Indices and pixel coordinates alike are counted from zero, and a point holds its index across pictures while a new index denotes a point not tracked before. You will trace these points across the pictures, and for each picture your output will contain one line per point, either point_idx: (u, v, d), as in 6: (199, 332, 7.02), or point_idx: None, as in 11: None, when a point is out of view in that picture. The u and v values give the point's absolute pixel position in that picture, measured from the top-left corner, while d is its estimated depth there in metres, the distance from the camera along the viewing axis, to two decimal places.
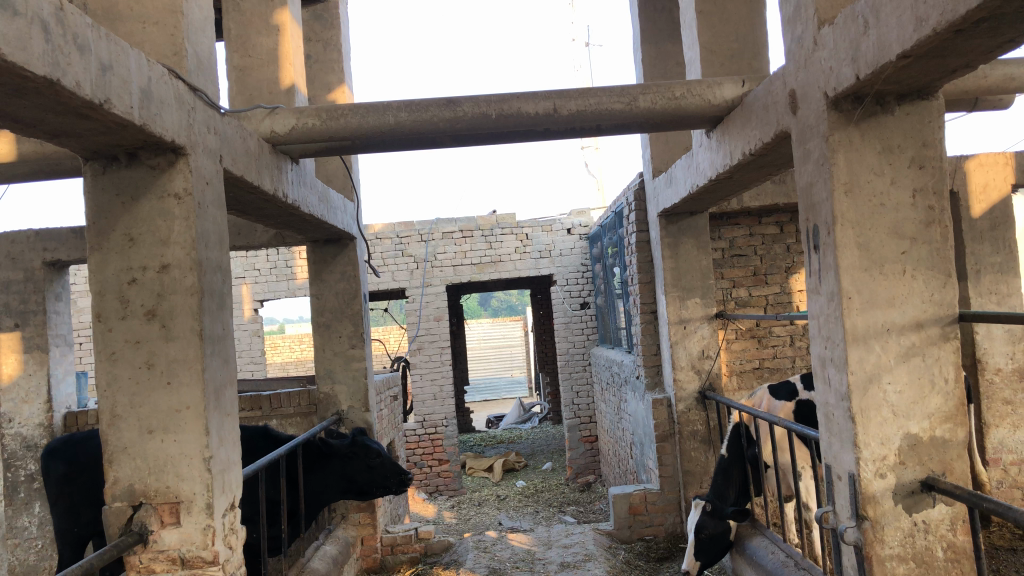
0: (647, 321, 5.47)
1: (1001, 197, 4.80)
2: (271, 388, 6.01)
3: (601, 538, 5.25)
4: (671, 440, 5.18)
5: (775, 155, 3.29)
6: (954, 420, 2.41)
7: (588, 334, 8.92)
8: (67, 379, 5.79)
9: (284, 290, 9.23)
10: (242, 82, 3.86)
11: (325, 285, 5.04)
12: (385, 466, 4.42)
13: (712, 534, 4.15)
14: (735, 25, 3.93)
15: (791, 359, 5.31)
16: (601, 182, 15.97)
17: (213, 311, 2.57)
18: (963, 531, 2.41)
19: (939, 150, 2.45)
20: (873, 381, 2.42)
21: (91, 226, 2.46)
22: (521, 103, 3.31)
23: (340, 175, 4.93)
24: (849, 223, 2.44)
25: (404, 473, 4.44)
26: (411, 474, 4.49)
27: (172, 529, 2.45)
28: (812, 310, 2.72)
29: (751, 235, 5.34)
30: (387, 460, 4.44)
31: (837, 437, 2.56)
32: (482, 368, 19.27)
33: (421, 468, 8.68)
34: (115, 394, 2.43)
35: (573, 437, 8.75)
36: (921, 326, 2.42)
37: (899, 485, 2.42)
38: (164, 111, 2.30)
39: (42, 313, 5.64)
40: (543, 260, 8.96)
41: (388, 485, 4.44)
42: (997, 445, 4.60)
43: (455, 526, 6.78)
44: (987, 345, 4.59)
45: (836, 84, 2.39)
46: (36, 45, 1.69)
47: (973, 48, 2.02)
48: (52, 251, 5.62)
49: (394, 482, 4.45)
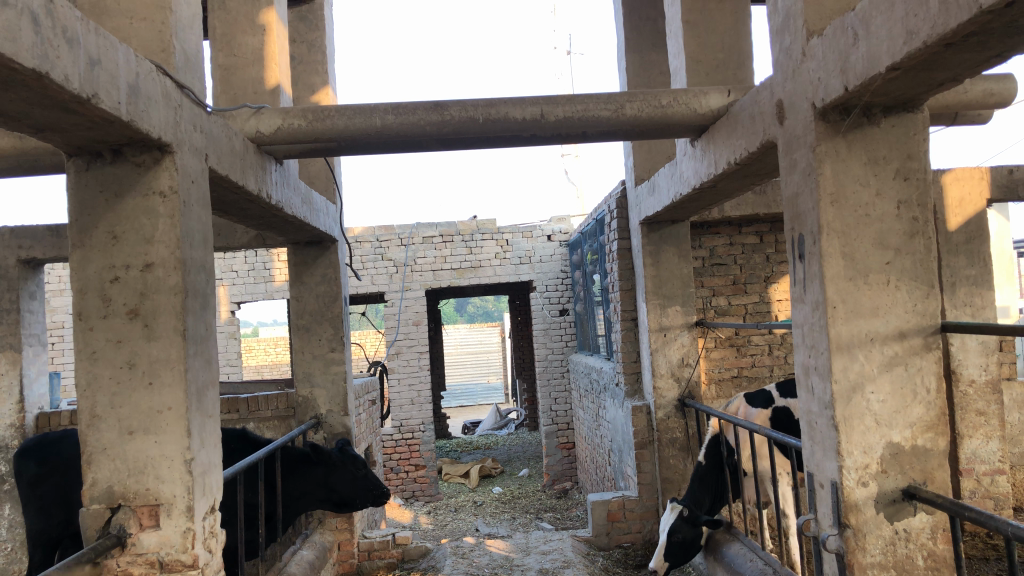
0: (627, 328, 5.48)
1: (977, 211, 4.86)
2: (248, 391, 5.95)
3: (578, 545, 5.26)
4: (650, 447, 5.19)
5: (760, 164, 3.32)
6: (936, 430, 2.44)
7: (567, 341, 8.94)
8: (39, 379, 5.70)
9: (262, 292, 9.15)
10: (226, 82, 3.82)
11: (305, 287, 5.00)
12: (369, 479, 4.47)
13: (683, 539, 4.22)
14: (721, 35, 3.96)
15: (769, 368, 5.34)
16: (580, 189, 16.07)
17: (196, 312, 2.54)
18: (943, 540, 2.44)
19: (923, 162, 2.48)
20: (857, 391, 2.44)
21: (73, 223, 2.42)
22: (508, 108, 3.30)
23: (322, 177, 4.91)
24: (835, 233, 2.46)
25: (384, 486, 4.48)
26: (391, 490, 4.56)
27: (150, 532, 2.42)
28: (796, 318, 2.74)
29: (731, 244, 5.38)
30: (371, 474, 4.49)
31: (820, 446, 2.58)
32: (458, 374, 19.21)
33: (397, 474, 8.61)
34: (94, 394, 2.39)
35: (550, 444, 8.74)
36: (904, 336, 2.45)
37: (881, 493, 2.44)
38: (151, 109, 2.27)
39: (15, 312, 5.55)
40: (523, 265, 8.97)
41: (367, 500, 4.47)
42: (970, 455, 4.65)
43: (432, 531, 6.77)
44: (962, 357, 4.65)
45: (824, 95, 2.41)
46: (26, 36, 1.66)
47: (962, 62, 2.05)
48: (27, 249, 5.52)
49: (373, 496, 4.51)
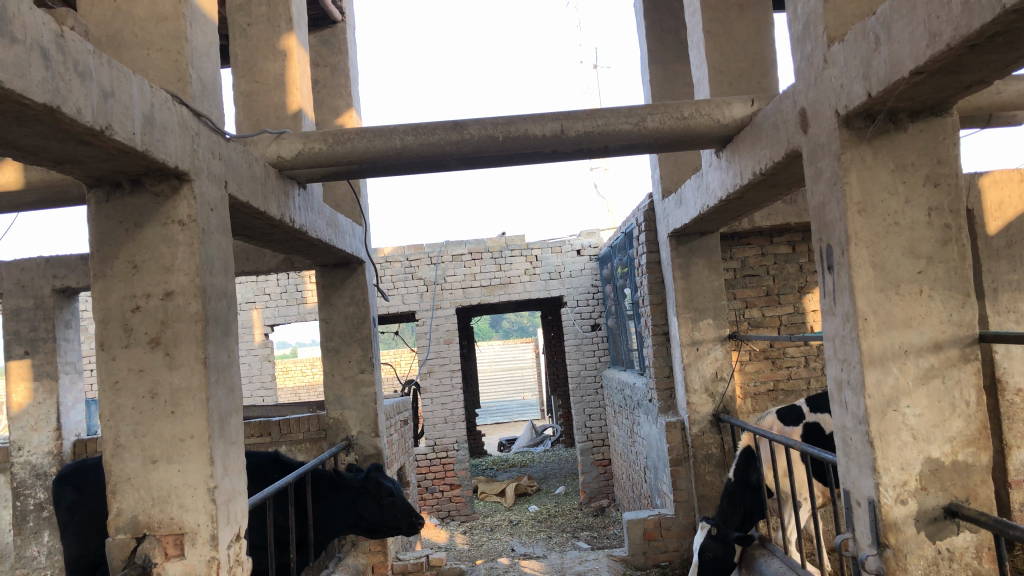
0: (658, 342, 5.41)
1: (1018, 215, 4.72)
2: (280, 413, 5.98)
3: (615, 566, 5.24)
4: (685, 463, 5.11)
5: (786, 174, 3.26)
6: (977, 444, 2.35)
7: (600, 356, 8.87)
8: (76, 407, 5.78)
9: (294, 314, 9.21)
10: (249, 108, 3.87)
11: (334, 309, 5.01)
12: (396, 505, 4.34)
13: (714, 557, 4.16)
14: (743, 44, 3.90)
15: (806, 380, 5.20)
16: (609, 202, 16.02)
17: (217, 339, 2.54)
18: (989, 559, 2.33)
19: (953, 167, 2.40)
20: (891, 405, 2.36)
21: (95, 254, 2.45)
22: (528, 125, 3.27)
23: (348, 201, 4.93)
24: (863, 243, 2.39)
25: (415, 514, 4.37)
26: (423, 517, 4.41)
27: (175, 561, 2.39)
28: (828, 331, 2.66)
29: (763, 255, 5.28)
30: (398, 499, 4.36)
31: (856, 462, 2.49)
32: (493, 391, 19.19)
33: (432, 494, 8.58)
34: (118, 424, 2.41)
35: (586, 461, 8.65)
36: (939, 347, 2.37)
37: (921, 511, 2.35)
38: (167, 138, 2.28)
39: (51, 340, 5.63)
40: (553, 281, 8.93)
41: (398, 526, 4.37)
42: (1020, 467, 4.48)
43: (468, 552, 6.71)
44: (1007, 364, 4.51)
45: (847, 102, 2.35)
46: (35, 71, 1.67)
47: (989, 63, 1.97)
48: (62, 278, 5.60)
49: (405, 524, 4.38)
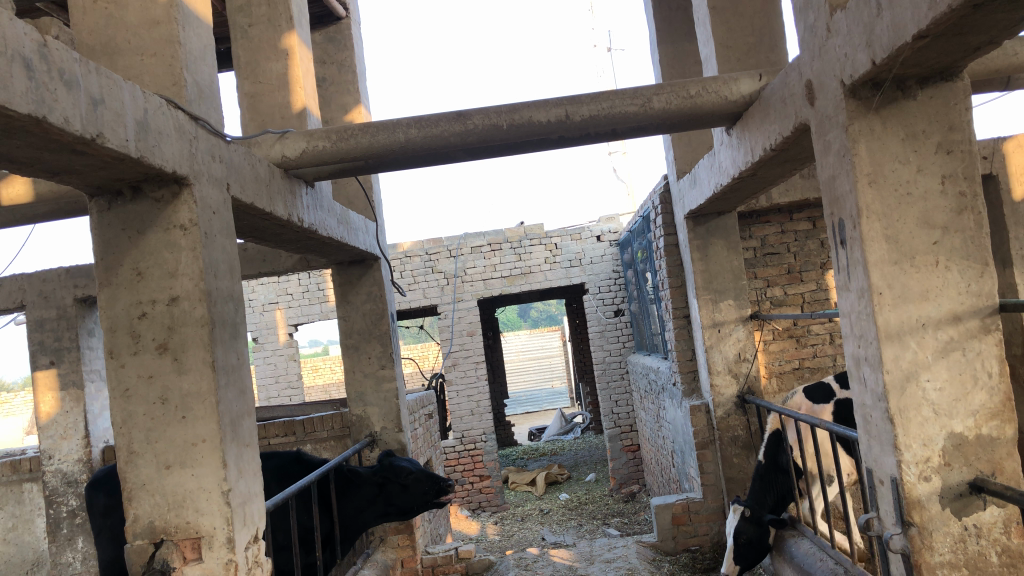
0: (680, 325, 5.36)
1: None
2: (306, 412, 6.01)
3: (644, 552, 5.24)
4: (711, 447, 5.07)
5: (798, 149, 3.18)
6: (1002, 417, 2.28)
7: (624, 342, 8.81)
8: (103, 414, 5.86)
9: (318, 313, 9.27)
10: (254, 109, 3.87)
11: (351, 306, 5.02)
12: (419, 481, 4.33)
13: (750, 539, 4.14)
14: (750, 18, 3.83)
15: (832, 357, 5.09)
16: (630, 186, 15.90)
17: (226, 342, 2.54)
18: (1017, 534, 2.28)
19: (967, 133, 2.32)
20: (911, 380, 2.30)
21: (100, 263, 2.45)
22: (532, 112, 3.22)
23: (360, 198, 4.93)
24: (875, 215, 2.32)
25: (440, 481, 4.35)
26: (449, 481, 4.38)
27: (194, 565, 2.39)
28: (844, 307, 2.60)
29: (783, 232, 5.19)
30: (420, 476, 4.35)
31: (877, 440, 2.43)
32: (523, 381, 19.21)
33: (462, 485, 8.58)
34: (130, 431, 2.42)
35: (614, 448, 8.60)
36: (958, 319, 2.30)
37: (945, 488, 2.29)
38: (163, 143, 2.27)
39: (75, 349, 5.70)
40: (574, 268, 8.89)
41: (428, 500, 4.35)
42: None
43: (498, 542, 6.74)
44: None
45: (852, 72, 2.29)
46: (18, 83, 1.66)
47: (995, 23, 1.91)
48: (82, 287, 5.65)
49: (432, 499, 4.36)
